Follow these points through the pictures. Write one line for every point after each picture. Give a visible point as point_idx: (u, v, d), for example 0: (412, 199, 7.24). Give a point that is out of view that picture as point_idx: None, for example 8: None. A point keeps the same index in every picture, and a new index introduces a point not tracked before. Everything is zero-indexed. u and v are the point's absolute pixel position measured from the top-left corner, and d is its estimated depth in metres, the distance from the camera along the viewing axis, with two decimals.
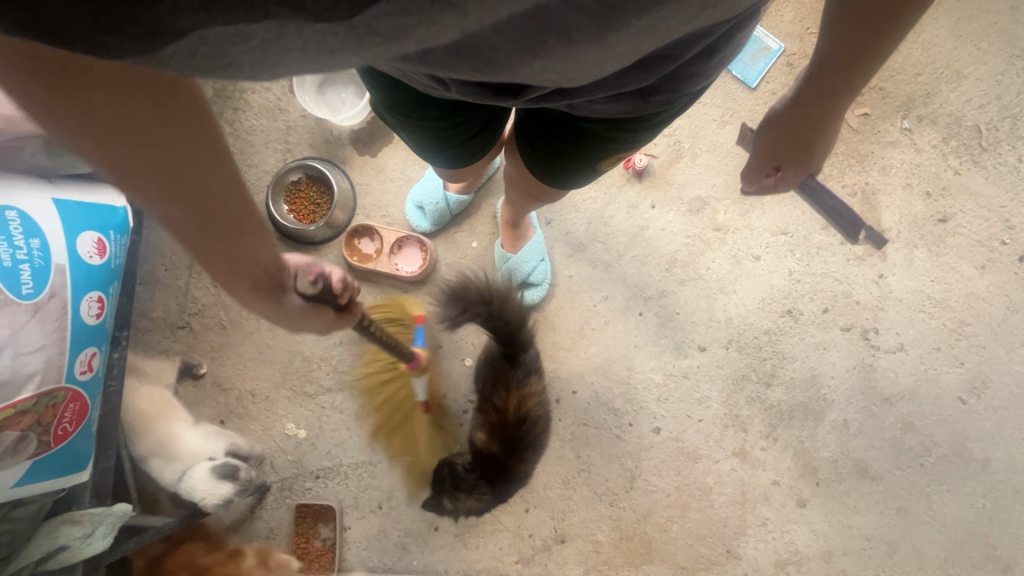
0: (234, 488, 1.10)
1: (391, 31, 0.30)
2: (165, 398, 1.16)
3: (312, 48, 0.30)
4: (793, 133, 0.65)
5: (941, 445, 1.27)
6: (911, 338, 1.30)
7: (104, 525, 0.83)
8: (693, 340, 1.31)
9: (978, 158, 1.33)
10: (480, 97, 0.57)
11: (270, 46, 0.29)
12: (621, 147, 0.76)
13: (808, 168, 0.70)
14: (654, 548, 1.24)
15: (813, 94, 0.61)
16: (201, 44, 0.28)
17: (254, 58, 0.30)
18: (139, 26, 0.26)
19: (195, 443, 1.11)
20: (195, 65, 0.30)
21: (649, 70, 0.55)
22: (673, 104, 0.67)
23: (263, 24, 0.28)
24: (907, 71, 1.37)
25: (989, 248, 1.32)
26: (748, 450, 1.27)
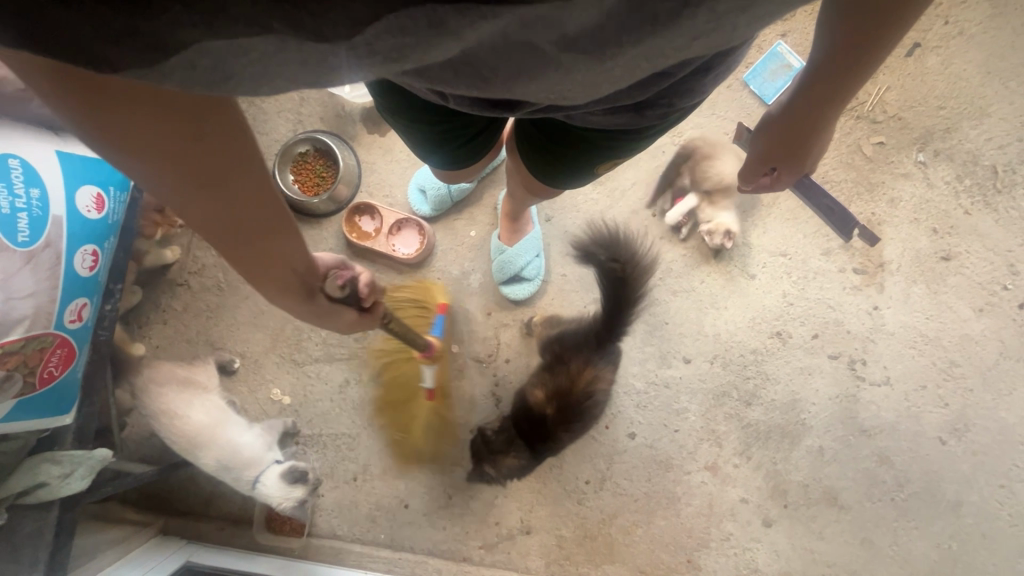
0: (305, 489, 1.15)
1: (390, 50, 0.30)
2: (220, 406, 1.14)
3: (313, 63, 0.30)
4: (786, 137, 0.66)
5: (914, 482, 1.27)
6: (898, 373, 1.30)
7: (83, 467, 0.89)
8: (679, 351, 1.32)
9: (990, 200, 1.31)
10: (477, 108, 0.57)
11: (270, 59, 0.29)
12: (616, 155, 0.77)
13: (803, 169, 0.71)
14: (616, 549, 1.26)
15: (804, 104, 0.61)
16: (200, 57, 0.29)
17: (254, 71, 0.30)
18: (140, 38, 0.27)
19: (195, 412, 1.10)
20: (195, 75, 0.30)
21: (646, 86, 0.54)
22: (667, 119, 0.67)
23: (264, 38, 0.28)
24: (929, 104, 1.34)
25: (990, 292, 1.30)
26: (721, 466, 1.28)
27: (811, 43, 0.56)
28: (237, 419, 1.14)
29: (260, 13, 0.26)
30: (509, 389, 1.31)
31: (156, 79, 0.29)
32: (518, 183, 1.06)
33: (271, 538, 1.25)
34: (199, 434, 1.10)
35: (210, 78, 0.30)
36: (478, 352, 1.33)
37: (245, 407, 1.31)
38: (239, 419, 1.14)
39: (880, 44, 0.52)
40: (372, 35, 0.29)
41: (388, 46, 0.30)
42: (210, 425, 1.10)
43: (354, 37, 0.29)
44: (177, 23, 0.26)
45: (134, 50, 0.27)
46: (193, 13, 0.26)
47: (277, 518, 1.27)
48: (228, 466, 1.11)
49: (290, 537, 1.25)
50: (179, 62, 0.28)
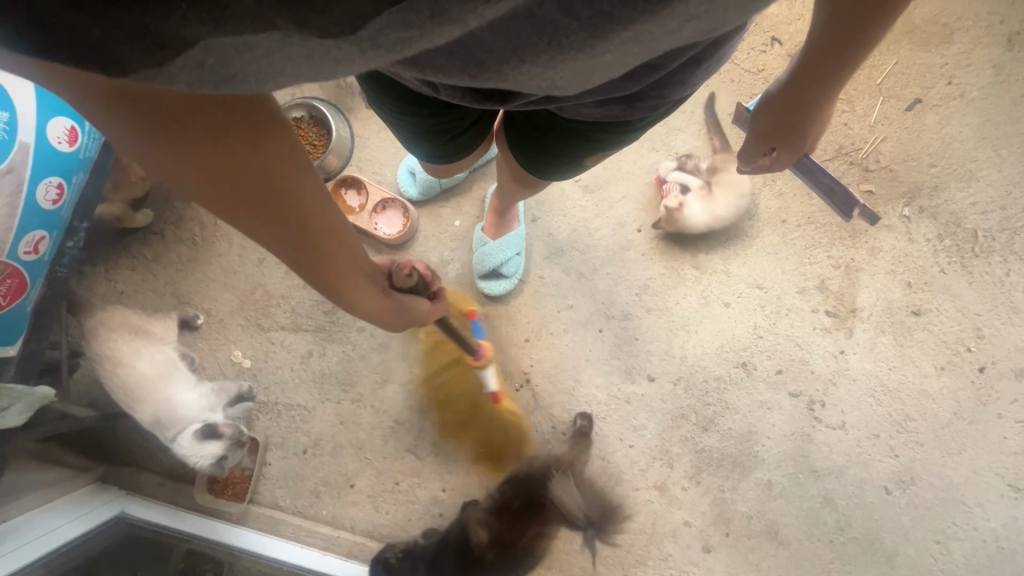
0: (223, 445, 1.09)
1: (393, 44, 0.28)
2: (169, 358, 1.13)
3: (317, 58, 0.27)
4: (783, 114, 0.67)
5: (854, 527, 1.28)
6: (855, 420, 1.31)
7: (21, 403, 0.86)
8: (644, 368, 1.32)
9: (967, 263, 1.33)
10: (469, 99, 0.57)
11: (274, 55, 0.26)
12: (607, 147, 0.77)
13: (801, 148, 0.72)
14: (556, 556, 1.27)
15: (803, 81, 0.62)
16: (206, 56, 0.25)
17: (258, 69, 0.27)
18: (148, 37, 0.23)
19: (140, 362, 1.09)
20: (202, 81, 0.27)
21: (637, 79, 0.54)
22: (658, 110, 0.68)
23: (268, 34, 0.25)
24: (921, 160, 1.36)
25: (954, 351, 1.32)
26: (669, 486, 1.29)
27: (810, 23, 0.57)
28: (183, 373, 1.13)
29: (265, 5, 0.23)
30: None
31: (164, 82, 0.26)
32: (508, 181, 1.06)
33: (209, 498, 1.24)
34: (142, 385, 1.08)
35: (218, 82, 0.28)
36: None
37: (203, 366, 1.29)
38: (186, 375, 1.13)
39: (882, 21, 0.52)
40: (376, 30, 0.26)
41: (391, 41, 0.27)
42: (154, 376, 1.10)
43: (357, 32, 0.26)
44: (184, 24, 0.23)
45: (138, 52, 0.24)
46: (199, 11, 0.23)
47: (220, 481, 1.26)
48: (165, 420, 1.09)
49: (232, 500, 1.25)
50: (184, 63, 0.25)
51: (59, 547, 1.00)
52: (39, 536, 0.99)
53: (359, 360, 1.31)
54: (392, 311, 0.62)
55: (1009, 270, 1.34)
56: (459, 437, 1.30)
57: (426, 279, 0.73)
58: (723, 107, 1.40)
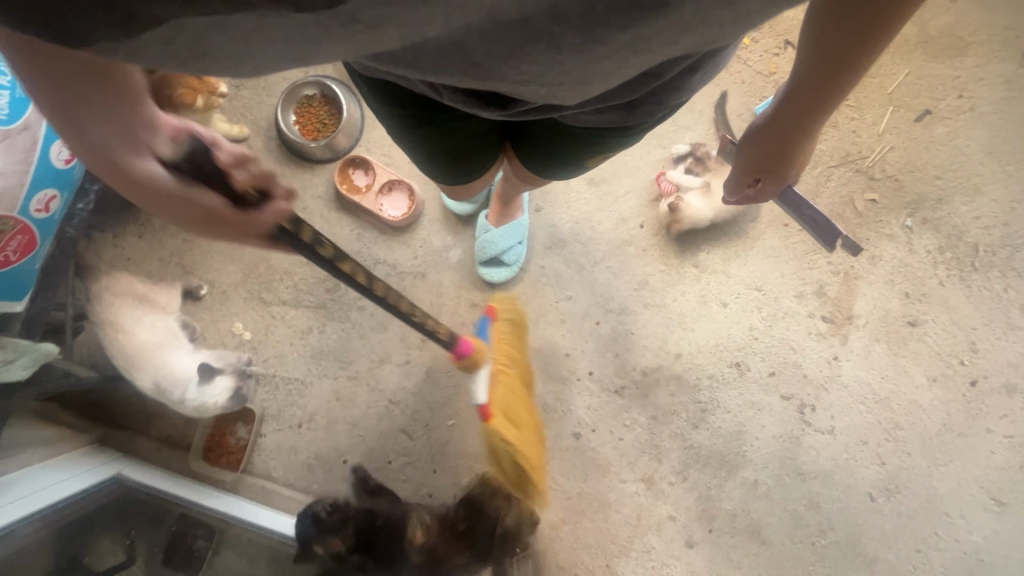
0: (228, 379, 1.17)
1: (373, 19, 0.33)
2: (170, 329, 1.15)
3: (293, 37, 0.34)
4: (770, 144, 0.67)
5: (837, 531, 1.30)
6: (844, 425, 1.33)
7: (26, 357, 0.88)
8: (638, 363, 1.34)
9: (966, 276, 1.34)
10: (472, 106, 0.58)
11: (249, 34, 0.34)
12: (609, 150, 0.78)
13: (787, 179, 0.71)
14: (540, 541, 1.29)
15: (790, 111, 0.62)
16: (175, 33, 0.33)
17: (244, 34, 0.34)
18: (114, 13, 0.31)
19: (140, 329, 1.10)
20: (173, 53, 0.35)
21: (634, 87, 0.56)
22: (657, 116, 0.69)
23: (243, 15, 0.32)
24: (927, 171, 1.36)
25: (946, 364, 1.33)
26: (656, 480, 1.31)
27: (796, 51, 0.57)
28: (182, 343, 1.16)
29: None
30: None
31: (158, 32, 0.33)
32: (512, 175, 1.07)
33: (204, 467, 1.27)
34: (143, 352, 1.10)
35: (189, 55, 0.35)
36: None
37: (204, 335, 1.31)
38: (184, 343, 1.16)
39: (863, 50, 0.52)
40: (355, 7, 0.32)
41: (371, 16, 0.33)
42: (153, 346, 1.11)
43: (335, 8, 0.32)
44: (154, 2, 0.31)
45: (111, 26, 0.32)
46: None
47: (216, 449, 1.29)
48: (167, 387, 1.11)
49: (228, 468, 1.28)
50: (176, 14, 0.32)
51: (59, 503, 1.03)
52: (34, 492, 1.02)
53: (357, 339, 1.33)
54: (160, 196, 0.52)
55: (1006, 286, 1.34)
56: (451, 420, 1.32)
57: (224, 169, 0.53)
58: (733, 108, 1.40)
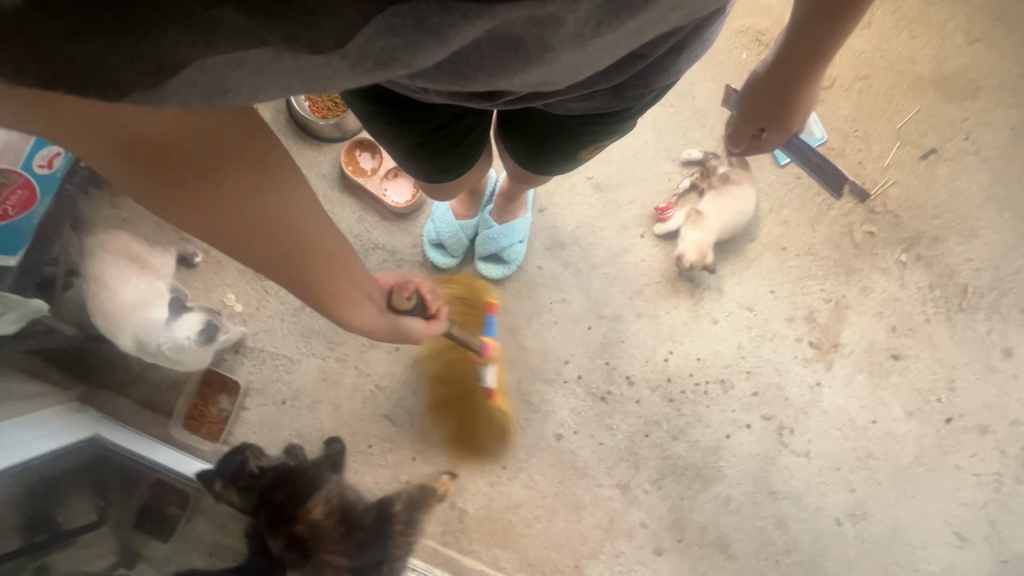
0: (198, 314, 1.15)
1: (382, 54, 0.31)
2: (155, 291, 1.13)
3: (309, 73, 0.32)
4: (766, 93, 0.73)
5: (801, 551, 1.33)
6: (819, 449, 1.36)
7: (15, 313, 0.89)
8: (625, 371, 1.35)
9: (952, 315, 1.37)
10: (461, 99, 0.57)
11: (266, 68, 0.31)
12: (601, 139, 0.79)
13: (790, 128, 0.77)
14: (511, 536, 1.31)
15: (788, 59, 0.68)
16: (199, 73, 0.30)
17: (251, 80, 0.32)
18: (140, 54, 0.28)
19: (117, 288, 1.08)
20: (195, 94, 0.31)
21: (623, 69, 0.57)
22: (644, 99, 0.69)
23: (260, 49, 0.29)
24: (926, 209, 1.38)
25: (925, 399, 1.36)
26: (631, 487, 1.33)
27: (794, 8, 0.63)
28: (166, 301, 1.14)
29: (249, 24, 0.28)
30: None
31: (160, 99, 0.31)
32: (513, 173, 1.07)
33: (184, 433, 1.29)
34: (123, 312, 1.09)
35: (211, 93, 0.32)
36: None
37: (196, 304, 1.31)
38: (168, 300, 1.14)
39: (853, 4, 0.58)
40: (364, 41, 0.30)
41: (378, 50, 0.31)
42: (132, 306, 1.09)
43: (345, 46, 0.30)
44: (173, 41, 0.28)
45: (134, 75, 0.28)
46: (192, 34, 0.27)
47: (197, 418, 1.30)
48: (144, 339, 1.11)
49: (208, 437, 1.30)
50: (181, 80, 0.30)
51: (34, 459, 1.02)
52: (5, 447, 0.99)
53: None
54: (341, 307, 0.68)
55: (990, 329, 1.37)
56: (436, 410, 1.33)
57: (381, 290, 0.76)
58: None
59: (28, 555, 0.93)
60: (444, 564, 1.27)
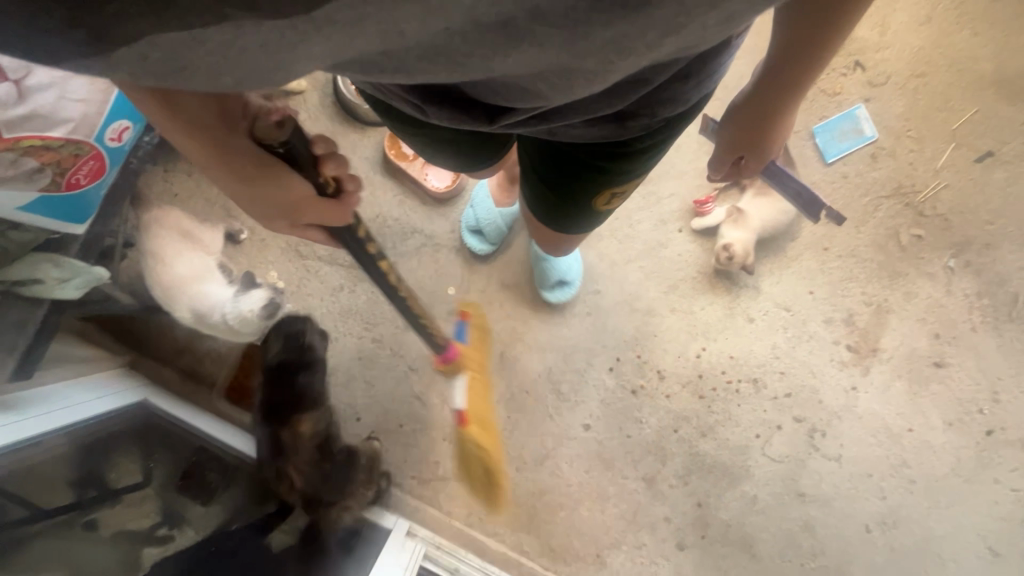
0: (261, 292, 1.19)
1: (350, 22, 0.33)
2: (207, 264, 1.17)
3: (273, 47, 0.34)
4: (744, 123, 0.73)
5: (827, 556, 1.32)
6: (851, 455, 1.34)
7: (80, 279, 0.91)
8: (655, 365, 1.35)
9: (999, 325, 1.32)
10: (459, 120, 0.58)
11: (229, 46, 0.34)
12: (614, 180, 0.79)
13: (769, 155, 0.77)
14: (536, 522, 1.33)
15: (768, 90, 0.67)
16: (152, 48, 0.34)
17: (211, 57, 0.35)
18: (89, 27, 0.32)
19: (175, 258, 1.13)
20: (152, 66, 0.35)
21: (622, 95, 0.57)
22: (652, 132, 0.70)
23: (221, 27, 0.32)
24: (979, 214, 1.34)
25: (965, 410, 1.33)
26: (656, 481, 1.33)
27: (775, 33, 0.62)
28: (219, 277, 1.18)
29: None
30: (488, 345, 1.36)
31: (116, 64, 0.34)
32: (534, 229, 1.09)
33: (225, 404, 1.34)
34: (178, 284, 1.13)
35: (168, 69, 0.36)
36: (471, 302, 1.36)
37: None
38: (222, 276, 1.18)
39: (841, 20, 0.56)
40: (333, 10, 0.32)
41: (348, 18, 0.33)
42: (188, 278, 1.14)
43: (313, 12, 0.32)
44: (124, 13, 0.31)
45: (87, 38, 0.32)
46: (140, 6, 0.31)
47: (237, 390, 1.35)
48: (200, 313, 1.15)
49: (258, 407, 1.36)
50: (134, 50, 0.33)
51: (93, 419, 1.08)
52: (64, 408, 1.03)
53: (385, 304, 1.36)
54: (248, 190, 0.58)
55: None
56: None
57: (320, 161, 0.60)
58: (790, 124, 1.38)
59: (77, 512, 0.97)
60: (468, 544, 1.30)
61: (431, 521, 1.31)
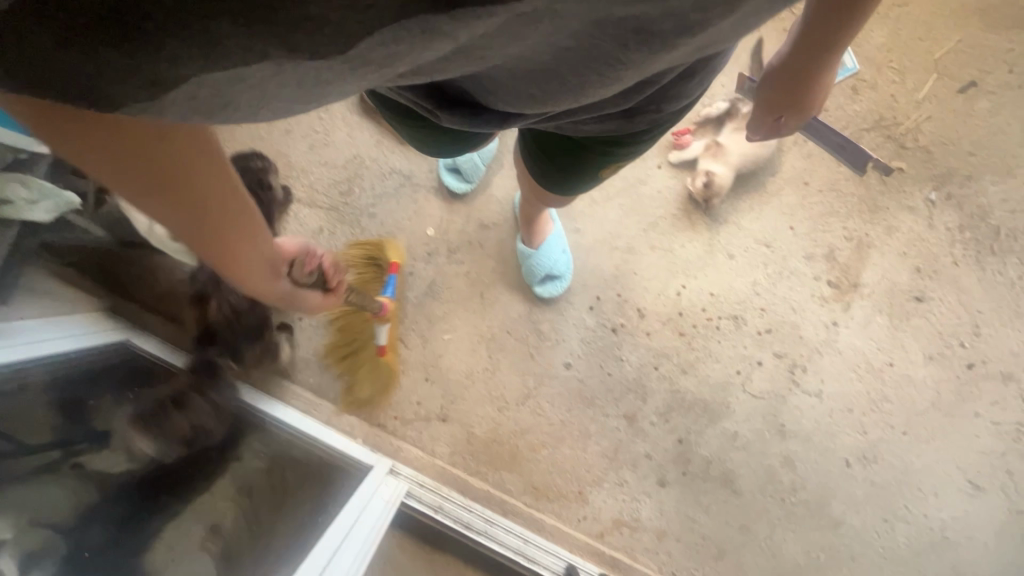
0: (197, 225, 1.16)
1: (383, 58, 0.30)
2: None
3: (308, 80, 0.30)
4: (782, 82, 0.69)
5: (808, 491, 1.32)
6: (832, 390, 1.34)
7: (50, 202, 0.93)
8: (636, 303, 1.35)
9: (982, 258, 1.32)
10: (473, 125, 0.57)
11: (266, 82, 0.29)
12: (621, 159, 0.80)
13: (812, 110, 0.73)
14: (518, 461, 1.33)
15: (805, 48, 0.64)
16: (200, 88, 0.28)
17: (252, 92, 0.30)
18: (140, 75, 0.25)
19: None
20: (194, 107, 0.29)
21: (631, 95, 0.58)
22: (658, 124, 0.71)
23: (261, 64, 0.27)
24: (961, 146, 1.33)
25: (946, 343, 1.33)
26: (638, 418, 1.34)
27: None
28: None
29: (254, 42, 0.26)
30: (469, 286, 1.36)
31: (155, 111, 0.29)
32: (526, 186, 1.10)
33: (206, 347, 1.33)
34: None
35: (209, 107, 0.30)
36: (450, 243, 1.36)
37: None
38: None
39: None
40: (365, 47, 0.28)
41: (381, 56, 0.29)
42: None
43: (347, 51, 0.28)
44: (175, 61, 0.25)
45: (130, 86, 0.26)
46: (191, 49, 0.25)
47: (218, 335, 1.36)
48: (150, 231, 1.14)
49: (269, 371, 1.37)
50: (181, 93, 0.28)
51: (73, 352, 1.08)
52: (46, 340, 1.03)
53: None
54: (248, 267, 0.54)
55: None
56: (448, 334, 1.36)
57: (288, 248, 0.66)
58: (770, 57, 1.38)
59: (64, 451, 0.95)
60: (451, 482, 1.31)
61: (415, 462, 1.32)
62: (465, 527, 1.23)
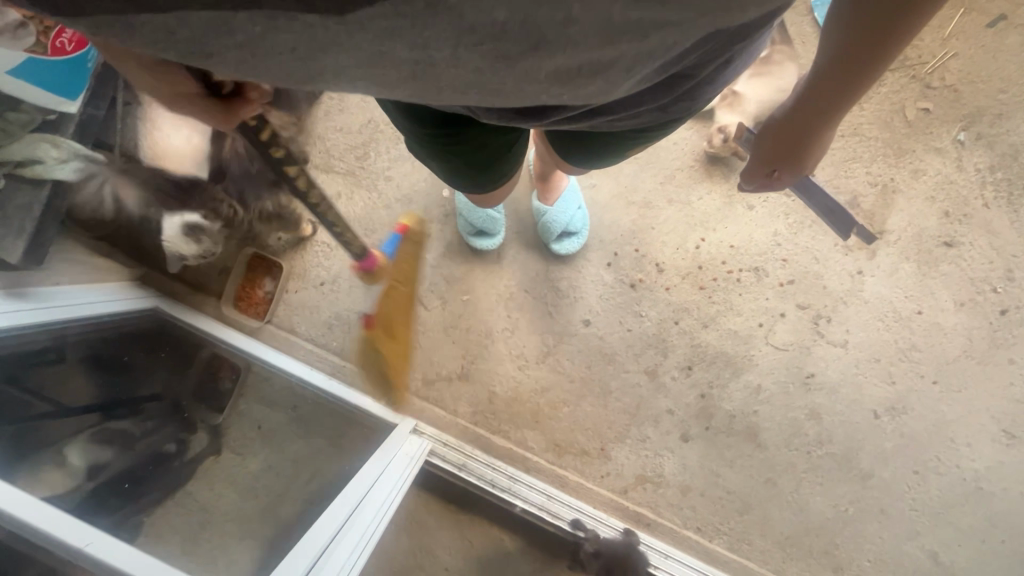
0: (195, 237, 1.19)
1: (381, 30, 0.32)
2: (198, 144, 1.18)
3: (305, 41, 0.33)
4: (783, 133, 0.62)
5: (835, 443, 1.30)
6: (858, 340, 1.31)
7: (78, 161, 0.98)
8: (654, 259, 1.34)
9: (1014, 200, 1.28)
10: (511, 120, 0.57)
11: (255, 37, 0.32)
12: (652, 140, 0.77)
13: (808, 168, 0.66)
14: (540, 420, 1.34)
15: (810, 99, 0.57)
16: (179, 26, 0.32)
17: (255, 41, 0.32)
18: None
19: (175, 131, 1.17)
20: (172, 42, 0.33)
21: (668, 88, 0.57)
22: (692, 112, 0.68)
23: (251, 12, 0.30)
24: (991, 84, 1.30)
25: (977, 289, 1.29)
26: (659, 373, 1.33)
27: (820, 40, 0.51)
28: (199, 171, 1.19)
29: None
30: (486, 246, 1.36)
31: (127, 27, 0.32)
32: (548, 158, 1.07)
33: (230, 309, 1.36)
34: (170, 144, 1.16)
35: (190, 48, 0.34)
36: None
37: None
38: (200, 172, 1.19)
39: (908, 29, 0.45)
40: (364, 16, 0.31)
41: (379, 27, 0.32)
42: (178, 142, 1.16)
43: (344, 13, 0.30)
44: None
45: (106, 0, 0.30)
46: None
47: (244, 299, 1.37)
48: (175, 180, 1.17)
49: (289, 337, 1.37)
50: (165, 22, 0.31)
51: (107, 315, 1.12)
52: (84, 303, 1.08)
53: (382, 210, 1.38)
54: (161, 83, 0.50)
55: None
56: (467, 295, 1.37)
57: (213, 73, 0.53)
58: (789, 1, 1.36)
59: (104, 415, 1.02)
60: (473, 441, 1.32)
61: (436, 422, 1.33)
62: (490, 486, 1.23)
